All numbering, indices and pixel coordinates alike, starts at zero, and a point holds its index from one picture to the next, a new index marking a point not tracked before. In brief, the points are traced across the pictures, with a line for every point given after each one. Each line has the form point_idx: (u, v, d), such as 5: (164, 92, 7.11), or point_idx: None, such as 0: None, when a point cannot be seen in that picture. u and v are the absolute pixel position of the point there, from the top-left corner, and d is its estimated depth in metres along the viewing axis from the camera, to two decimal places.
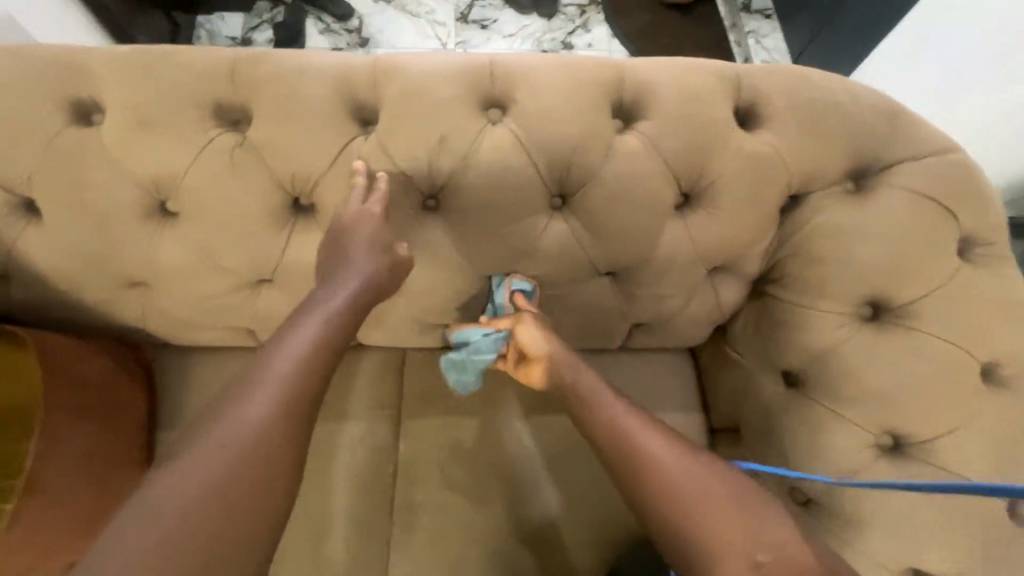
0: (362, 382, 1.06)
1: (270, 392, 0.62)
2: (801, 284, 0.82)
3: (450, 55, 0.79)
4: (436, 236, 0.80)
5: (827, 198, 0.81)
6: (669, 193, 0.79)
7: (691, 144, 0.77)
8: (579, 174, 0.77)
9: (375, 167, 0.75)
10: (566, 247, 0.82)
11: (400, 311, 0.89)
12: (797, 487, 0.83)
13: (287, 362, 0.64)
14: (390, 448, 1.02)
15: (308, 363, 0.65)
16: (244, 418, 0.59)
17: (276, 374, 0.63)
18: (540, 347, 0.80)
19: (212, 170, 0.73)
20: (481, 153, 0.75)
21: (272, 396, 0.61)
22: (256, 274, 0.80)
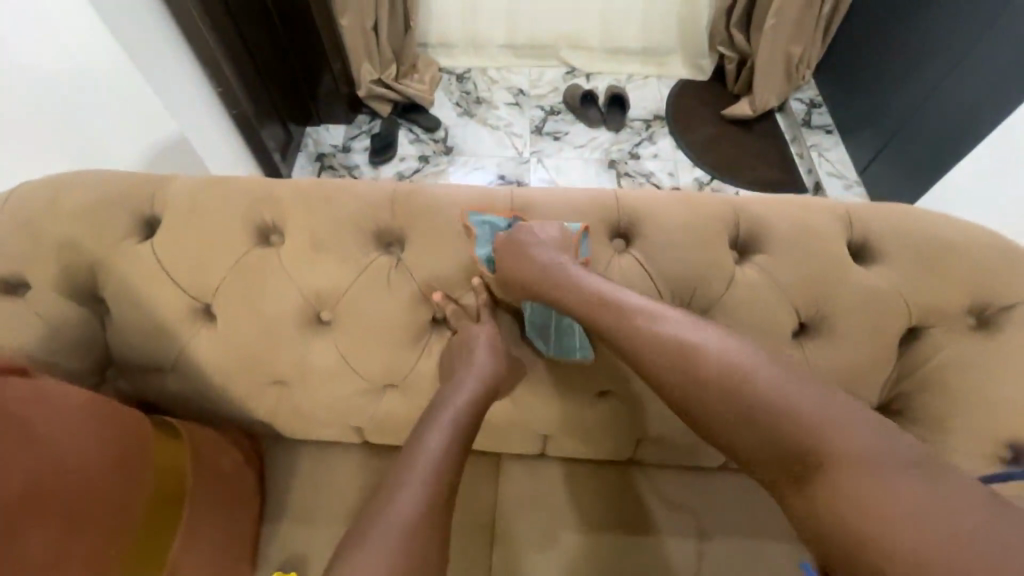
0: (459, 485, 1.07)
1: (419, 490, 0.66)
2: (930, 420, 0.81)
3: (579, 192, 0.88)
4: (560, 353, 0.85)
5: (948, 333, 0.81)
6: (787, 321, 0.82)
7: (809, 275, 0.81)
8: (701, 302, 0.81)
9: (513, 289, 0.82)
10: None
11: (509, 419, 0.93)
12: None
13: (427, 460, 0.69)
14: (482, 559, 1.00)
15: (448, 452, 0.71)
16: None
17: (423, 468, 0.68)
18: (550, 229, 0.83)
19: (370, 287, 0.82)
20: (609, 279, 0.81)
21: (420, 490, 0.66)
22: (389, 379, 0.87)
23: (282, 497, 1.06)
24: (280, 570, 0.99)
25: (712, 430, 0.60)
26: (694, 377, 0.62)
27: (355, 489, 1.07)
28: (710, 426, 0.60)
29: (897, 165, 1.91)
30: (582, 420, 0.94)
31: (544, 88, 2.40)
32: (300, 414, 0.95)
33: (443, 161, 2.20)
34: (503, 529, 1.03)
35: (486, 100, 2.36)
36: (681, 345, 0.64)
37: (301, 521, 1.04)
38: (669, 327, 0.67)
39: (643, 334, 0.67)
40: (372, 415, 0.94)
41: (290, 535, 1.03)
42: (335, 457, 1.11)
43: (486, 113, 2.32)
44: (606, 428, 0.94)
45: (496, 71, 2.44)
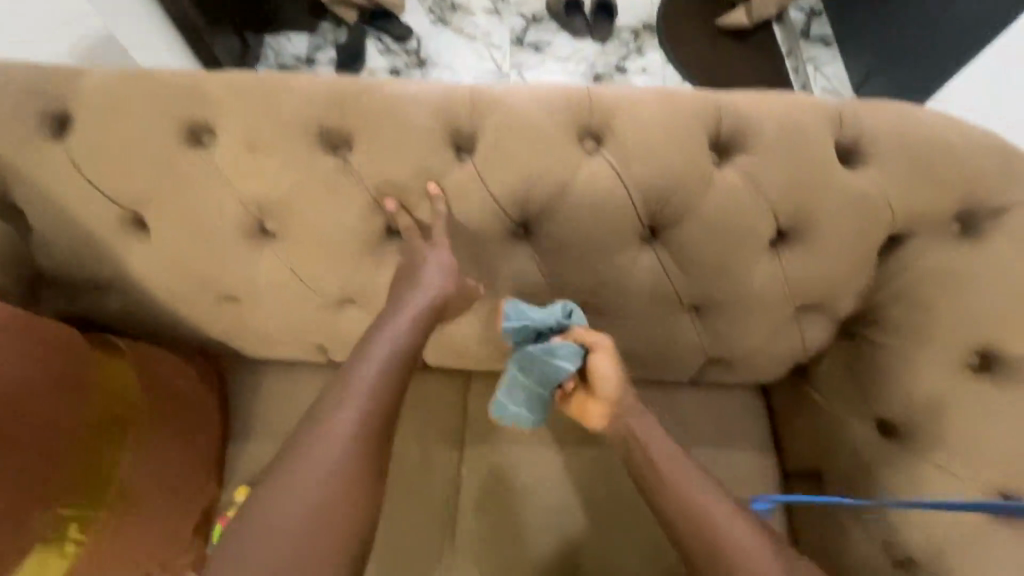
0: (428, 402, 1.06)
1: (357, 408, 0.66)
2: (901, 329, 0.79)
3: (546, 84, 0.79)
4: (526, 264, 0.80)
5: (930, 241, 0.77)
6: (765, 229, 0.77)
7: (792, 179, 0.75)
8: (676, 207, 0.76)
9: (474, 194, 0.75)
10: (655, 280, 0.80)
11: (475, 334, 0.91)
12: (892, 543, 0.78)
13: (363, 381, 0.68)
14: (451, 474, 1.02)
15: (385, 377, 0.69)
16: (299, 485, 0.62)
17: (353, 395, 0.67)
18: (612, 387, 0.73)
19: (315, 192, 0.75)
20: (579, 183, 0.75)
21: (355, 413, 0.66)
22: (344, 294, 0.83)
23: (247, 417, 1.04)
24: (247, 485, 0.99)
25: (699, 526, 0.67)
26: (680, 471, 0.70)
27: None
28: (698, 522, 0.67)
29: (893, 81, 1.81)
30: None
31: None
32: (256, 332, 0.91)
33: (415, 74, 2.03)
34: (472, 443, 1.04)
35: (461, 6, 2.14)
36: (706, 522, 0.67)
37: (266, 439, 1.03)
38: (662, 445, 0.72)
39: (630, 428, 0.73)
40: (332, 333, 0.90)
41: (256, 453, 1.02)
42: (300, 378, 1.08)
43: (462, 21, 2.12)
44: None
45: None
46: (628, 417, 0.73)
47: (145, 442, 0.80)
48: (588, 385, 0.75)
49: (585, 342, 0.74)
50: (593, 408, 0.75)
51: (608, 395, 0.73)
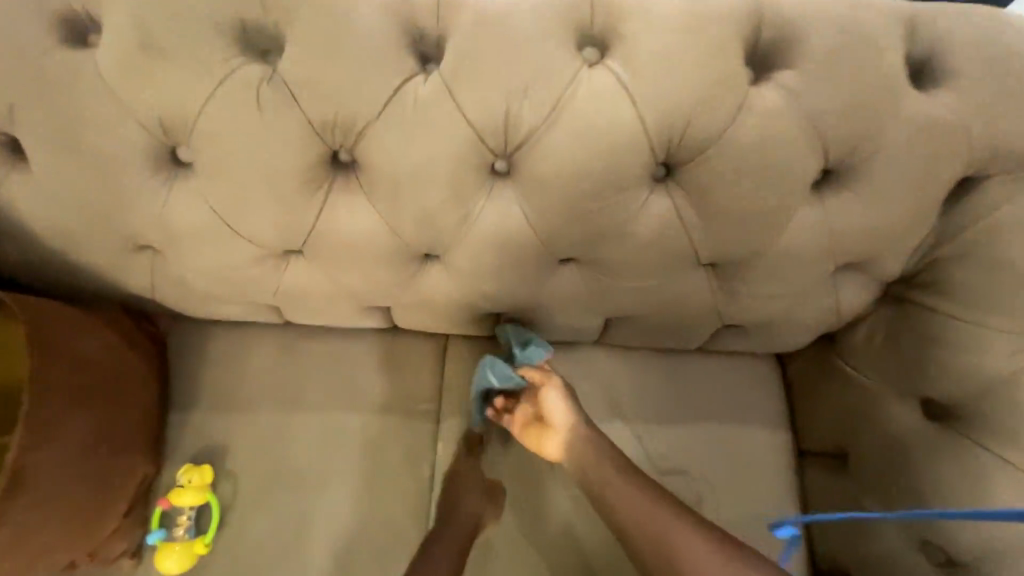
0: (399, 370, 0.94)
1: None
2: (963, 293, 0.65)
3: None
4: (507, 208, 0.64)
5: (1010, 184, 0.62)
6: (809, 168, 0.61)
7: (851, 102, 0.58)
8: (700, 136, 0.59)
9: (439, 115, 0.57)
10: (665, 230, 0.65)
11: (449, 294, 0.77)
12: (931, 543, 0.68)
13: None
14: (426, 450, 0.91)
15: None
16: None
17: None
18: (563, 418, 0.79)
19: (233, 111, 0.57)
20: (576, 104, 0.57)
21: None
22: (285, 244, 0.68)
23: (190, 384, 0.91)
24: (193, 463, 0.87)
25: (640, 519, 0.71)
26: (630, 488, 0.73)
27: (278, 375, 0.93)
28: (640, 520, 0.70)
29: None
30: (539, 296, 0.77)
31: None
32: (188, 289, 0.76)
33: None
34: (451, 416, 0.93)
35: None
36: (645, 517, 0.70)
37: (212, 410, 0.90)
38: (597, 443, 0.78)
39: (592, 478, 0.76)
40: (279, 291, 0.76)
41: (200, 426, 0.89)
42: (251, 342, 0.94)
43: None
44: (568, 304, 0.78)
45: None
46: (584, 453, 0.78)
47: (41, 413, 0.69)
48: (544, 419, 0.81)
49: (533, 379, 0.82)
50: (548, 441, 0.80)
51: (547, 444, 0.80)
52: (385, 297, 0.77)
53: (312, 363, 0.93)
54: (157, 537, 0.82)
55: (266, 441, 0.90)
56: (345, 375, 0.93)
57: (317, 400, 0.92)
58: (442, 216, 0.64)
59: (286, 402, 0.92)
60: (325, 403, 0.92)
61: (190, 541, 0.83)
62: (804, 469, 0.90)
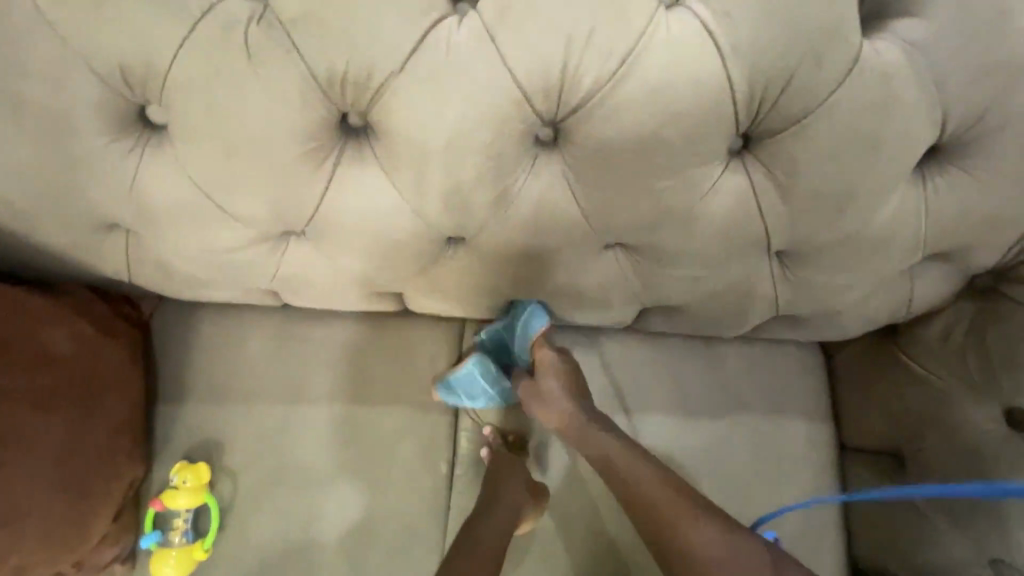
0: (412, 357, 0.85)
1: None
2: None
3: None
4: (551, 185, 0.54)
5: None
6: (919, 143, 0.50)
7: (993, 61, 0.46)
8: (798, 102, 0.47)
9: (477, 70, 0.45)
10: (736, 213, 0.55)
11: (475, 280, 0.67)
12: (1000, 561, 0.62)
13: None
14: (443, 444, 0.84)
15: None
16: None
17: None
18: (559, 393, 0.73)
19: (213, 62, 0.45)
20: (649, 58, 0.45)
21: None
22: (284, 225, 0.57)
23: (180, 373, 0.82)
24: (186, 461, 0.79)
25: (650, 503, 0.63)
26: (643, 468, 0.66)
27: (278, 364, 0.84)
28: (648, 501, 0.62)
29: None
30: (578, 284, 0.67)
31: None
32: (171, 274, 0.65)
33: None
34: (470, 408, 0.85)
35: None
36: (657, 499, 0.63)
37: (206, 401, 0.82)
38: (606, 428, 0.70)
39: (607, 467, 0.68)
40: (278, 276, 0.66)
41: (194, 419, 0.81)
42: (246, 325, 0.84)
43: None
44: (608, 293, 0.69)
45: None
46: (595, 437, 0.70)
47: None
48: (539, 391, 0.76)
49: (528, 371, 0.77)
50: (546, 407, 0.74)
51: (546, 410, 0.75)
52: (401, 283, 0.67)
53: (315, 350, 0.84)
54: (153, 542, 0.75)
55: (267, 435, 0.82)
56: (352, 363, 0.84)
57: (323, 391, 0.83)
58: (475, 195, 0.53)
59: (289, 393, 0.83)
60: (332, 394, 0.83)
61: (188, 546, 0.76)
62: (848, 464, 0.84)
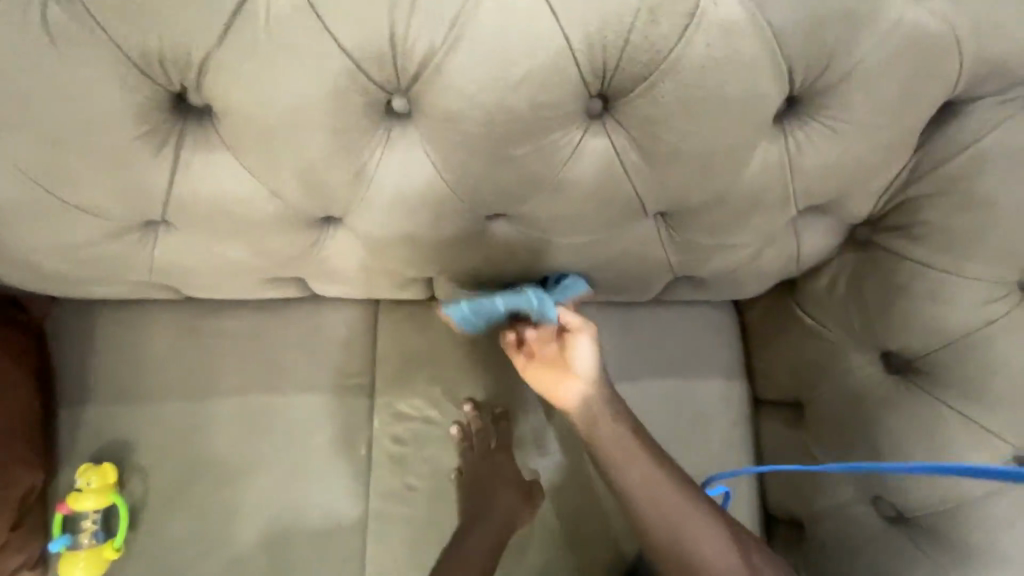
0: (324, 341, 0.84)
1: None
2: (939, 235, 0.57)
3: None
4: (410, 156, 0.52)
5: (998, 107, 0.53)
6: (770, 95, 0.50)
7: (827, 7, 0.46)
8: (640, 59, 0.47)
9: (302, 39, 0.43)
10: (603, 176, 0.55)
11: (362, 259, 0.65)
12: (882, 499, 0.64)
13: None
14: (361, 427, 0.83)
15: None
16: None
17: None
18: (587, 367, 0.69)
19: (15, 43, 0.42)
20: (480, 19, 0.44)
21: None
22: (141, 213, 0.55)
23: (80, 374, 0.80)
24: (92, 462, 0.78)
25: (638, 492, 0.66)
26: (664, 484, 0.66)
27: (184, 359, 0.81)
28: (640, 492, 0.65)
29: None
30: (469, 257, 0.67)
31: None
32: (38, 272, 0.62)
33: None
34: (387, 388, 0.84)
35: None
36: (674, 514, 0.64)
37: (111, 402, 0.80)
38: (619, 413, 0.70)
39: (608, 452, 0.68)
40: (154, 269, 0.64)
41: (99, 420, 0.79)
42: (147, 322, 0.82)
43: None
44: (502, 264, 0.68)
45: None
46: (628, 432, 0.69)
47: None
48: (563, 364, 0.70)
49: (564, 321, 0.69)
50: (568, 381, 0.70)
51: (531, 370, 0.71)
52: (287, 269, 0.65)
53: (222, 342, 0.82)
54: (60, 545, 0.74)
55: (176, 430, 0.80)
56: (262, 353, 0.83)
57: (233, 383, 0.82)
58: (333, 171, 0.52)
59: (197, 387, 0.81)
60: (243, 385, 0.82)
61: (98, 546, 0.75)
62: (761, 417, 0.86)
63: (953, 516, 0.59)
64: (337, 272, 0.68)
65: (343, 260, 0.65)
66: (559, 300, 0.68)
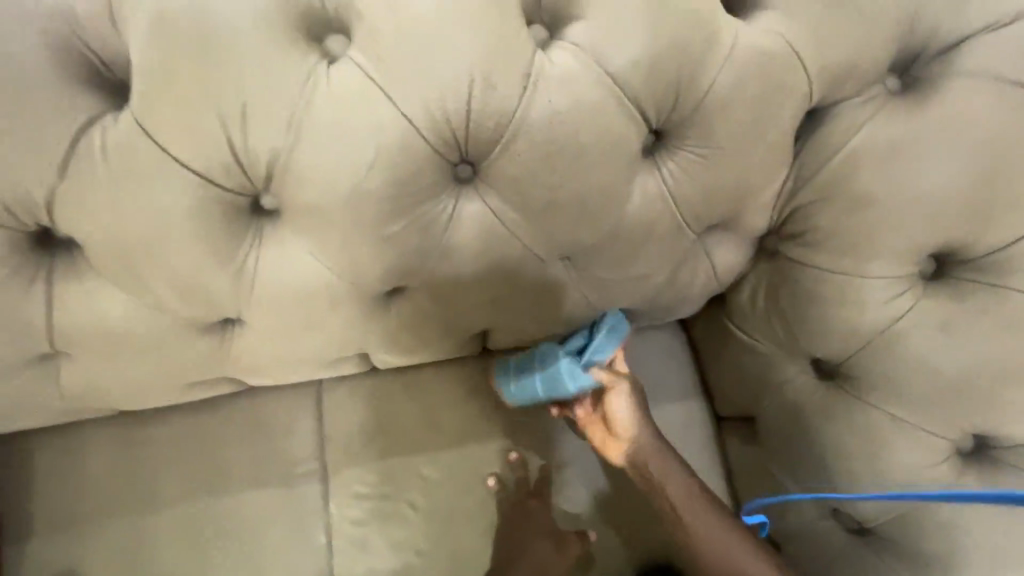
0: (268, 432, 0.82)
1: None
2: (831, 240, 0.57)
3: None
4: (291, 250, 0.52)
5: (862, 107, 0.53)
6: (629, 136, 0.51)
7: (657, 48, 0.48)
8: (488, 123, 0.48)
9: (148, 164, 0.45)
10: (488, 237, 0.55)
11: (275, 351, 0.63)
12: (842, 512, 0.62)
13: None
14: (316, 516, 0.80)
15: None
16: None
17: None
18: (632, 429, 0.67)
19: None
20: (320, 116, 0.45)
21: None
22: (29, 347, 0.54)
23: (17, 509, 0.77)
24: None
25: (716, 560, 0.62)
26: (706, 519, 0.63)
27: (124, 474, 0.79)
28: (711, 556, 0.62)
29: None
30: (387, 333, 0.65)
31: None
32: None
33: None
34: (338, 472, 0.82)
35: None
36: (725, 551, 0.62)
37: (51, 532, 0.77)
38: (686, 496, 0.64)
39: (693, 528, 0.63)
40: (63, 395, 0.62)
41: (41, 553, 0.76)
42: (84, 442, 0.80)
43: None
44: (422, 333, 0.67)
45: None
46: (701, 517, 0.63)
47: None
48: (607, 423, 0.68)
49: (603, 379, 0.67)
50: (611, 444, 0.69)
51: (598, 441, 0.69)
52: (200, 374, 0.64)
53: (162, 450, 0.80)
54: None
55: (123, 551, 0.77)
56: (205, 455, 0.81)
57: (178, 491, 0.79)
58: (212, 278, 0.52)
59: (141, 502, 0.79)
60: (189, 491, 0.79)
61: None
62: (724, 437, 0.81)
63: (909, 523, 0.58)
64: (256, 370, 0.66)
65: (255, 358, 0.64)
66: (594, 360, 0.65)
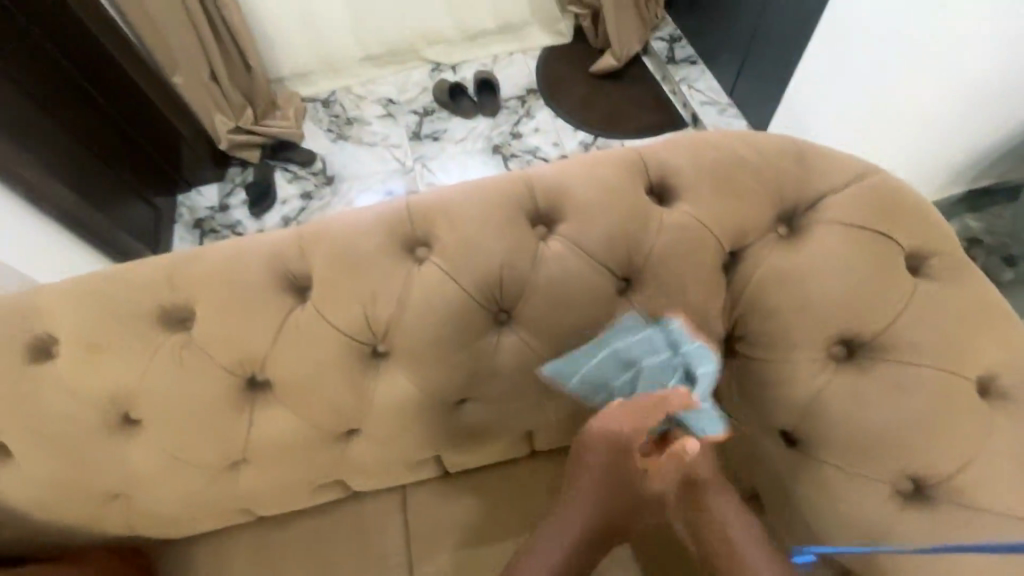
0: (367, 530, 1.04)
1: None
2: (765, 339, 0.79)
3: (365, 220, 0.80)
4: (394, 378, 0.80)
5: (765, 248, 0.79)
6: (606, 285, 0.79)
7: (613, 232, 0.78)
8: (515, 287, 0.78)
9: (318, 331, 0.77)
10: (522, 359, 0.81)
11: (379, 454, 0.89)
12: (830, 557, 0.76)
13: None
14: None
15: None
16: None
17: None
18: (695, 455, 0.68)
19: (166, 375, 0.77)
20: (415, 294, 0.77)
21: None
22: (227, 459, 0.83)
23: None
24: None
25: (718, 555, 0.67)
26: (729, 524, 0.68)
27: (259, 570, 1.01)
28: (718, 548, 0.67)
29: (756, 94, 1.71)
30: (457, 436, 0.90)
31: (414, 91, 2.00)
32: (160, 519, 0.89)
33: (330, 196, 1.82)
34: (422, 562, 1.00)
35: (357, 119, 1.95)
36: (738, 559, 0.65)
37: None
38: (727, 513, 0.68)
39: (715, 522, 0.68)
40: (237, 496, 0.89)
41: None
42: (229, 546, 1.03)
43: (362, 132, 1.93)
44: (481, 434, 0.91)
45: (362, 86, 2.02)
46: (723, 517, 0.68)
47: None
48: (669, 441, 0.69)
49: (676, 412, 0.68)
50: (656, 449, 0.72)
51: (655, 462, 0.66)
52: (328, 475, 0.90)
53: (287, 549, 1.03)
54: None
55: None
56: (319, 551, 1.02)
57: None
58: (344, 401, 0.80)
59: None
60: None
61: None
62: None
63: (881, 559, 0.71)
64: (364, 471, 0.91)
65: (365, 460, 0.89)
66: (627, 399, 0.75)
